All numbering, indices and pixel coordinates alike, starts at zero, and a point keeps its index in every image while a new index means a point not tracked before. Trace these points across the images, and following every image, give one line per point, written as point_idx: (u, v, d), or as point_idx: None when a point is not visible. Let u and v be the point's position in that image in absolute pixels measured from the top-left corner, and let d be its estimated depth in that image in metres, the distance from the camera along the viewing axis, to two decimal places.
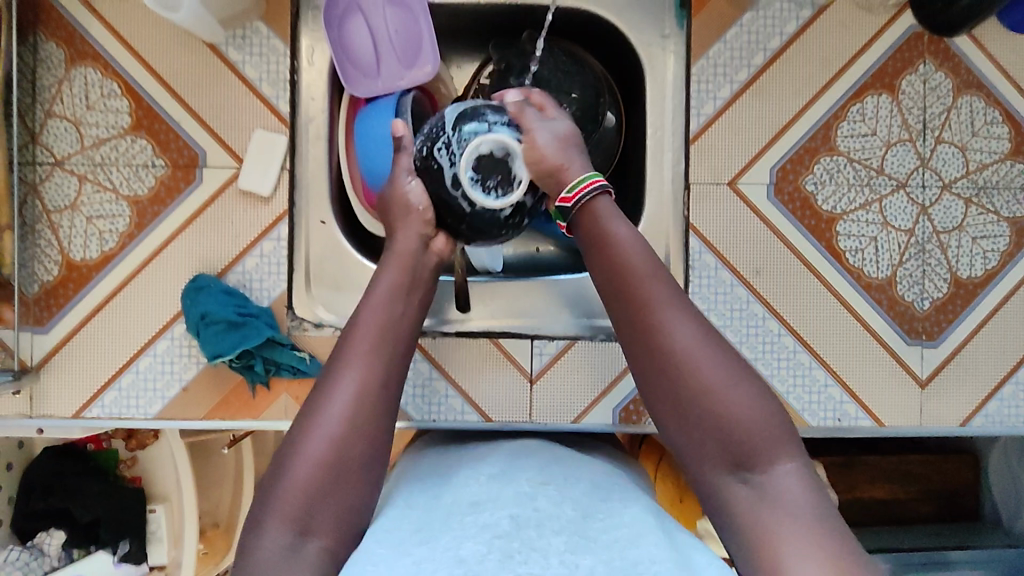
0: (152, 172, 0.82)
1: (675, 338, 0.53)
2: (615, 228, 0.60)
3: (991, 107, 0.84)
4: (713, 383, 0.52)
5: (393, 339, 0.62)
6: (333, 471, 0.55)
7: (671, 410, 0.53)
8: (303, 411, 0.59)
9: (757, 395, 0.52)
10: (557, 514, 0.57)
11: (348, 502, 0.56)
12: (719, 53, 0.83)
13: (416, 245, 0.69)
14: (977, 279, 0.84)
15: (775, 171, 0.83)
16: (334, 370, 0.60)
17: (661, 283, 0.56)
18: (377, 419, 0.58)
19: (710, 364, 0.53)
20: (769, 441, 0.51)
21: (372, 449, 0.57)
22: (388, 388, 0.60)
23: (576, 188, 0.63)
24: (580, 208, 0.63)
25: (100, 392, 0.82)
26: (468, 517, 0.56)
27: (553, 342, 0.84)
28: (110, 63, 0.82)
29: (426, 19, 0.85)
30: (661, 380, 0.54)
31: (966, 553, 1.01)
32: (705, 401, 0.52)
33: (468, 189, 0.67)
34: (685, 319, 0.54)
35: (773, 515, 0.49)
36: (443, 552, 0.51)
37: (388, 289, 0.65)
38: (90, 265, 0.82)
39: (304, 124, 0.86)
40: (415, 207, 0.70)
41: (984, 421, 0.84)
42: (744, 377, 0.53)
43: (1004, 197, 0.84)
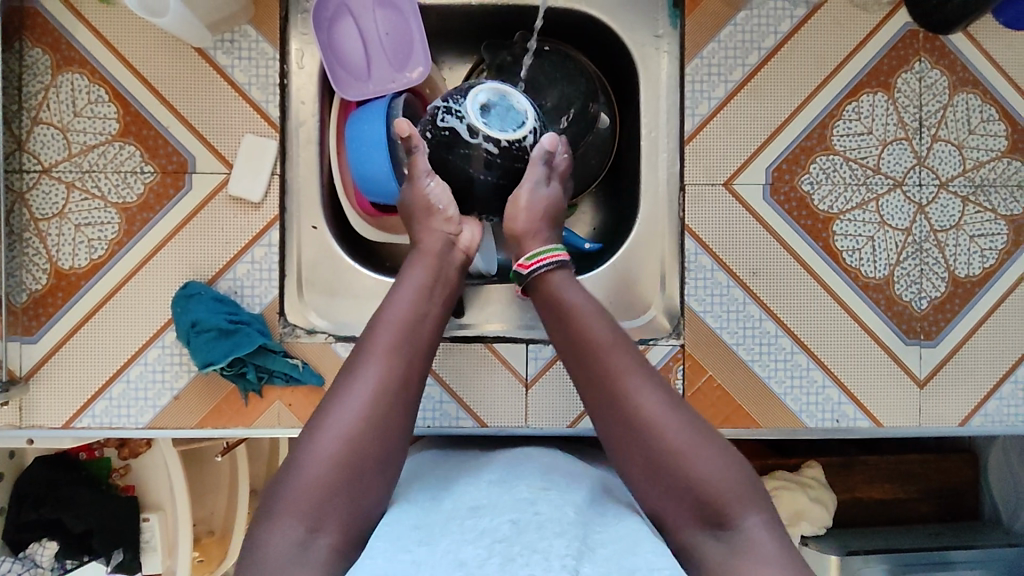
0: (141, 178, 0.81)
1: (639, 404, 0.61)
2: (574, 301, 0.68)
3: (987, 104, 0.84)
4: (676, 443, 0.60)
5: (414, 339, 0.66)
6: (348, 466, 0.59)
7: (643, 468, 0.61)
8: (322, 405, 0.62)
9: (714, 450, 0.60)
10: (558, 518, 0.57)
11: (361, 497, 0.59)
12: (713, 53, 0.83)
13: (442, 245, 0.73)
14: (974, 278, 0.83)
15: (770, 172, 0.83)
16: (355, 367, 0.63)
17: (622, 353, 0.64)
18: (395, 419, 0.62)
19: (672, 426, 0.60)
20: (730, 489, 0.59)
21: (386, 448, 0.60)
22: (408, 389, 0.63)
23: (535, 258, 0.71)
24: (536, 279, 0.70)
25: (90, 402, 0.80)
26: (469, 521, 0.57)
27: (548, 346, 0.83)
28: (97, 68, 0.81)
29: (417, 20, 0.84)
30: (632, 441, 0.61)
31: (967, 552, 0.96)
32: (673, 460, 0.59)
33: (487, 133, 0.73)
34: (646, 387, 0.62)
35: (743, 557, 0.55)
36: (444, 556, 0.52)
37: (412, 289, 0.69)
38: (79, 273, 0.80)
39: (294, 128, 0.85)
40: (436, 210, 0.73)
41: (983, 421, 0.83)
42: (702, 433, 0.61)
43: (1001, 194, 0.83)
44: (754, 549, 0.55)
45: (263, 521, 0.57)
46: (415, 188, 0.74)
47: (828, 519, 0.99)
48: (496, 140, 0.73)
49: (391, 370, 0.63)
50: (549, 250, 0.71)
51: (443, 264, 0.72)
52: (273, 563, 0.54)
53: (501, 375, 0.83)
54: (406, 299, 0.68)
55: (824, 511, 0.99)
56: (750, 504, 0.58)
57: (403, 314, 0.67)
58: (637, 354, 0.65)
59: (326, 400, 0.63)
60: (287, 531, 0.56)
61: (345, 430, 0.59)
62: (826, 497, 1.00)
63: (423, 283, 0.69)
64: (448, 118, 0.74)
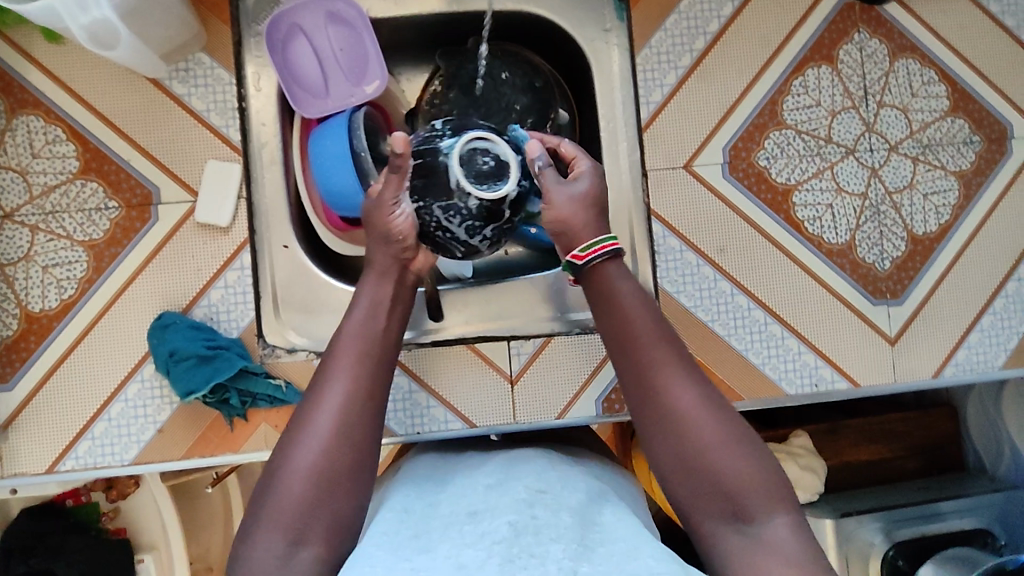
0: (106, 214, 0.81)
1: (676, 403, 0.60)
2: (623, 292, 0.66)
3: (927, 68, 0.87)
4: (710, 442, 0.59)
5: (377, 350, 0.66)
6: (325, 480, 0.58)
7: (675, 461, 0.60)
8: (293, 425, 0.62)
9: (747, 451, 0.59)
10: (555, 522, 0.57)
11: (340, 509, 0.58)
12: (661, 41, 0.85)
13: (394, 266, 0.71)
14: (932, 234, 0.86)
15: (727, 151, 0.85)
16: (322, 382, 0.63)
17: (662, 345, 0.63)
18: (365, 427, 0.61)
19: (704, 428, 0.59)
20: (760, 493, 0.57)
21: (363, 456, 0.60)
22: (375, 398, 0.63)
23: (589, 248, 0.67)
24: (591, 269, 0.67)
25: (72, 444, 0.79)
26: (468, 526, 0.57)
27: (530, 341, 0.84)
28: (52, 108, 0.81)
29: (370, 36, 0.86)
30: (664, 432, 0.60)
31: (956, 503, 0.99)
32: (703, 455, 0.59)
33: (464, 180, 0.71)
34: (681, 383, 0.61)
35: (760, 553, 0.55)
36: (443, 560, 0.53)
37: (369, 305, 0.68)
38: (51, 314, 0.80)
39: (257, 151, 0.85)
40: (399, 239, 0.71)
41: (955, 370, 0.86)
42: (739, 436, 0.60)
43: (949, 151, 0.87)
44: (780, 553, 0.55)
45: (247, 536, 0.57)
46: (382, 213, 0.71)
47: (820, 485, 1.01)
48: (470, 198, 0.71)
49: (357, 380, 0.63)
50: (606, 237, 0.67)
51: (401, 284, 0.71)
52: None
53: (485, 375, 0.83)
54: (364, 316, 0.68)
55: (816, 478, 1.00)
56: (779, 508, 0.57)
57: (363, 327, 0.67)
58: (680, 349, 0.63)
59: (299, 415, 0.62)
60: (268, 546, 0.55)
61: (317, 444, 0.59)
62: (815, 464, 1.01)
63: (382, 299, 0.69)
64: (444, 142, 0.73)
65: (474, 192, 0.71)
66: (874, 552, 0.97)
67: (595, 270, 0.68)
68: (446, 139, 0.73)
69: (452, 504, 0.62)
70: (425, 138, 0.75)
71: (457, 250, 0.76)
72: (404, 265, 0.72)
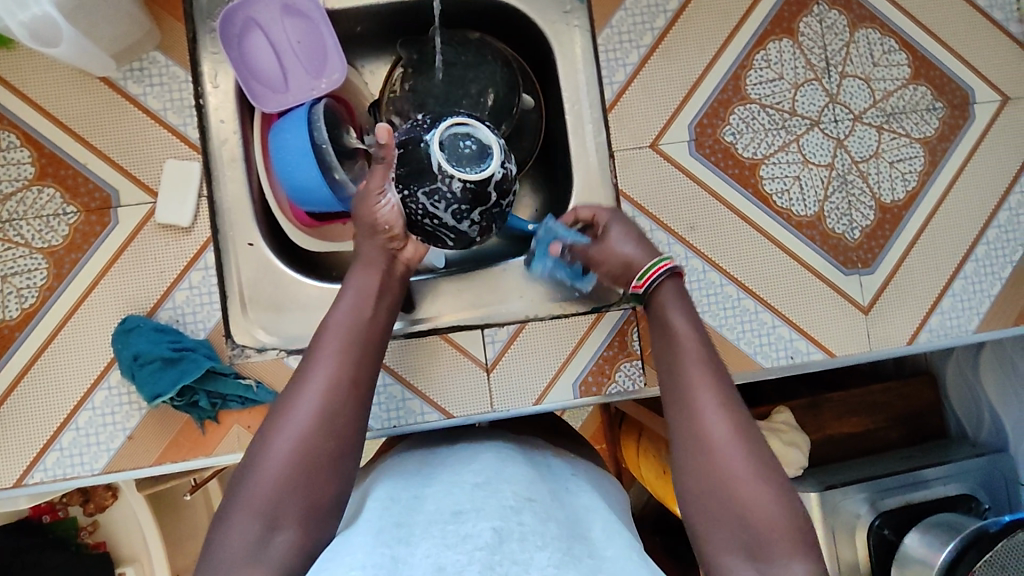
0: (65, 220, 0.79)
1: (712, 422, 0.57)
2: (677, 321, 0.65)
3: (887, 37, 0.87)
4: (740, 470, 0.55)
5: (363, 343, 0.64)
6: (304, 465, 0.56)
7: (699, 477, 0.56)
8: (275, 410, 0.60)
9: (778, 491, 0.54)
10: (541, 531, 0.54)
11: (318, 495, 0.56)
12: (621, 21, 0.85)
13: (383, 258, 0.71)
14: (900, 202, 0.86)
15: (693, 128, 0.85)
16: (307, 368, 0.62)
17: (708, 367, 0.60)
18: (348, 418, 0.59)
19: (734, 454, 0.55)
20: (783, 533, 0.53)
21: (343, 445, 0.58)
22: (359, 387, 0.61)
23: (646, 275, 0.70)
24: (651, 293, 0.69)
25: (40, 456, 0.77)
26: (451, 526, 0.54)
27: (503, 328, 0.83)
28: (4, 114, 0.79)
29: (328, 27, 0.84)
30: (694, 447, 0.57)
31: (941, 469, 0.99)
32: (730, 478, 0.55)
33: (446, 165, 0.70)
34: (719, 405, 0.58)
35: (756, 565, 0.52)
36: (422, 560, 0.50)
37: (357, 295, 0.67)
38: (12, 325, 0.78)
39: (217, 148, 0.83)
40: (385, 228, 0.71)
41: (930, 336, 0.86)
42: (773, 473, 0.55)
43: (913, 118, 0.87)
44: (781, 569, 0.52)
45: (221, 518, 0.55)
46: (369, 205, 0.71)
47: (804, 460, 1.01)
48: (453, 180, 0.70)
49: (341, 370, 0.61)
50: (656, 263, 0.70)
51: (387, 274, 0.71)
52: (230, 562, 0.53)
53: (461, 365, 0.82)
54: (351, 306, 0.66)
55: (800, 453, 1.00)
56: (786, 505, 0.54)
57: (352, 315, 0.66)
58: (725, 375, 0.61)
59: (283, 400, 0.60)
60: (241, 529, 0.53)
61: (297, 429, 0.57)
62: (799, 439, 1.01)
63: (370, 289, 0.68)
64: (425, 134, 0.72)
65: (457, 174, 0.70)
66: (859, 523, 0.98)
67: (650, 296, 0.69)
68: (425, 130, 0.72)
69: (430, 498, 0.60)
70: (407, 130, 0.74)
71: (446, 237, 0.74)
72: (392, 257, 0.72)
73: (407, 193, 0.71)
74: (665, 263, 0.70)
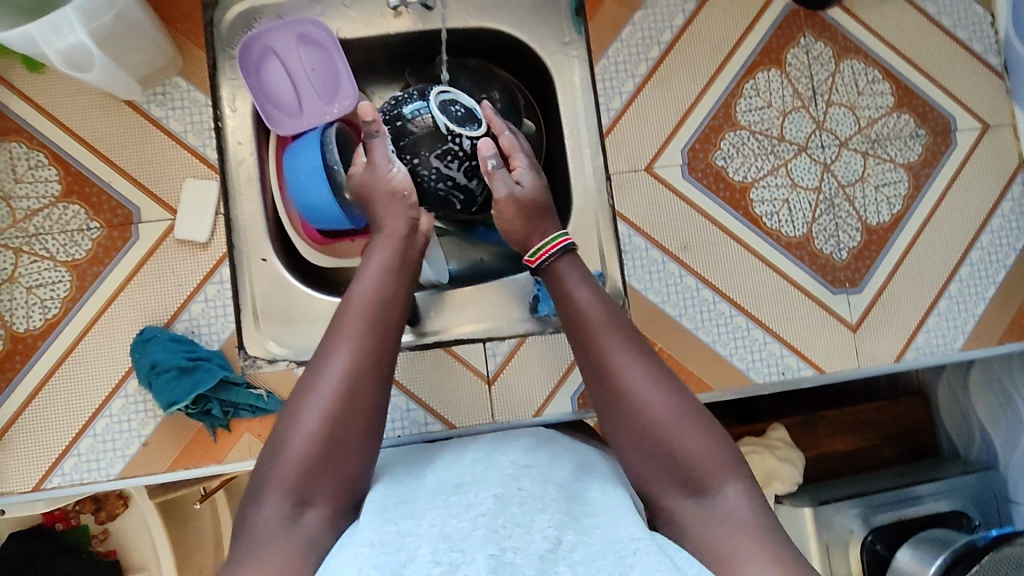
0: (88, 235, 0.83)
1: (630, 383, 0.62)
2: (579, 289, 0.69)
3: (871, 67, 0.92)
4: (666, 417, 0.60)
5: (385, 317, 0.66)
6: (330, 443, 0.59)
7: (632, 438, 0.61)
8: (295, 395, 0.62)
9: (704, 430, 0.60)
10: (541, 493, 0.59)
11: (345, 471, 0.59)
12: (617, 51, 0.89)
13: (406, 228, 0.74)
14: (885, 224, 0.90)
15: (685, 152, 0.89)
16: (329, 347, 0.63)
17: (614, 331, 0.65)
18: (373, 396, 0.61)
19: (656, 406, 0.61)
20: (718, 467, 0.59)
21: (368, 419, 0.61)
22: (383, 364, 0.63)
23: (539, 252, 0.73)
24: (547, 266, 0.72)
25: (58, 460, 0.80)
26: (454, 496, 0.59)
27: (505, 341, 0.86)
28: (35, 134, 0.84)
29: (341, 56, 0.88)
30: (620, 413, 0.62)
31: (932, 485, 1.01)
32: (657, 430, 0.60)
33: (451, 125, 0.85)
34: (633, 363, 0.63)
35: (718, 523, 0.57)
36: (429, 529, 0.55)
37: (379, 270, 0.69)
38: (35, 334, 0.82)
39: (235, 168, 0.88)
40: (403, 196, 0.76)
41: (916, 354, 0.89)
42: (695, 412, 0.61)
43: (897, 145, 0.91)
44: (731, 515, 0.57)
45: (252, 497, 0.58)
46: (378, 175, 0.78)
47: (799, 477, 1.03)
48: (463, 139, 0.85)
49: (365, 347, 0.63)
50: (552, 238, 0.73)
51: (408, 244, 0.73)
52: (262, 539, 0.55)
53: (463, 377, 0.85)
54: (375, 283, 0.68)
55: (794, 468, 1.03)
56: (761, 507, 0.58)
57: (374, 295, 0.67)
58: (632, 333, 0.65)
59: (307, 376, 0.62)
60: (273, 507, 0.56)
61: (322, 408, 0.59)
62: (793, 455, 1.04)
63: (391, 264, 0.70)
64: (409, 107, 0.86)
65: (464, 133, 0.85)
66: (853, 539, 0.98)
67: (550, 268, 0.72)
68: (417, 104, 0.86)
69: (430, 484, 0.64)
70: (392, 104, 0.88)
71: (456, 198, 0.89)
72: (414, 226, 0.75)
73: (417, 161, 0.86)
74: (564, 239, 0.73)
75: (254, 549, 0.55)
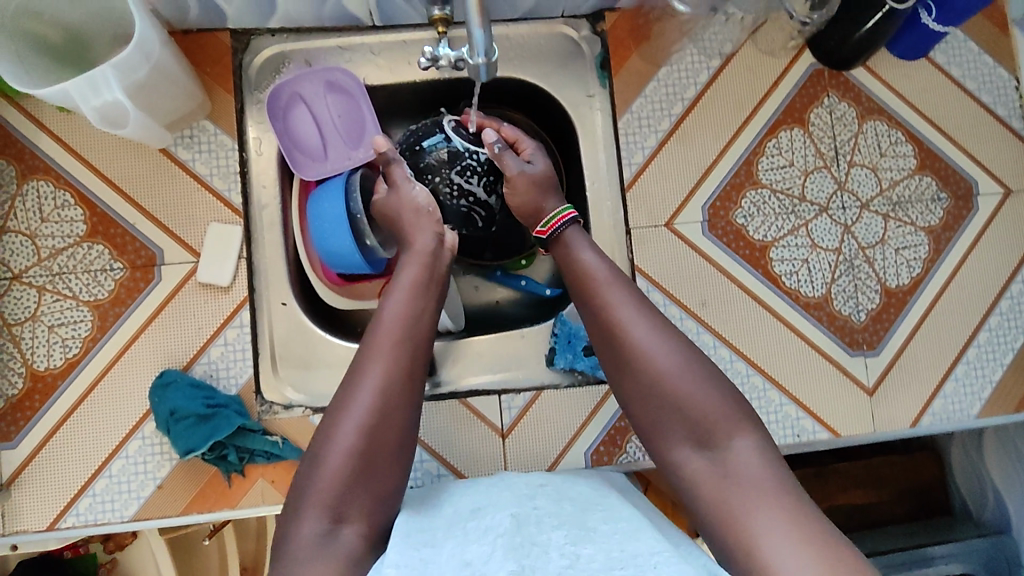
0: (111, 275, 0.84)
1: (638, 337, 0.68)
2: (586, 257, 0.76)
3: (894, 129, 0.92)
4: (671, 371, 0.65)
5: (415, 334, 0.69)
6: (365, 458, 0.62)
7: (643, 394, 0.66)
8: (330, 410, 0.66)
9: (708, 382, 0.65)
10: (554, 511, 0.64)
11: (379, 486, 0.63)
12: (641, 107, 0.90)
13: (432, 244, 0.78)
14: (905, 287, 0.90)
15: (706, 210, 0.89)
16: (361, 364, 0.67)
17: (620, 288, 0.71)
18: (403, 411, 0.65)
19: (663, 358, 0.66)
20: (724, 419, 0.63)
21: (400, 429, 0.65)
22: (414, 379, 0.67)
23: (550, 222, 0.80)
24: (556, 237, 0.79)
25: (74, 500, 0.81)
26: (470, 523, 0.63)
27: (520, 395, 0.86)
28: (61, 174, 0.84)
29: (367, 103, 0.90)
30: (631, 371, 0.67)
31: (945, 547, 1.02)
32: (664, 383, 0.65)
33: (468, 144, 0.91)
34: (639, 319, 0.69)
35: (736, 486, 0.60)
36: (449, 558, 0.58)
37: (408, 288, 0.72)
38: (56, 373, 0.82)
39: (258, 212, 0.88)
40: (430, 210, 0.81)
41: (932, 419, 0.89)
42: (699, 365, 0.66)
43: (918, 208, 0.91)
44: (740, 468, 0.61)
45: (291, 516, 0.61)
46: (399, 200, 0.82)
47: None
48: (480, 155, 0.90)
49: (394, 363, 0.66)
50: (556, 214, 0.80)
51: (434, 262, 0.76)
52: (300, 556, 0.58)
53: (477, 427, 0.85)
54: (404, 301, 0.71)
55: None
56: None
57: (403, 312, 0.70)
58: (637, 293, 0.72)
59: (341, 392, 0.66)
60: (312, 524, 0.60)
61: (357, 423, 0.63)
62: None
63: (420, 281, 0.74)
64: (428, 139, 0.91)
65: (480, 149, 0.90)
66: None
67: (556, 239, 0.80)
68: (431, 133, 0.92)
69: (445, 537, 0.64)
70: (409, 134, 0.94)
71: (478, 214, 0.92)
72: (441, 246, 0.79)
73: (438, 180, 0.90)
74: (568, 212, 0.80)
75: (294, 563, 0.58)
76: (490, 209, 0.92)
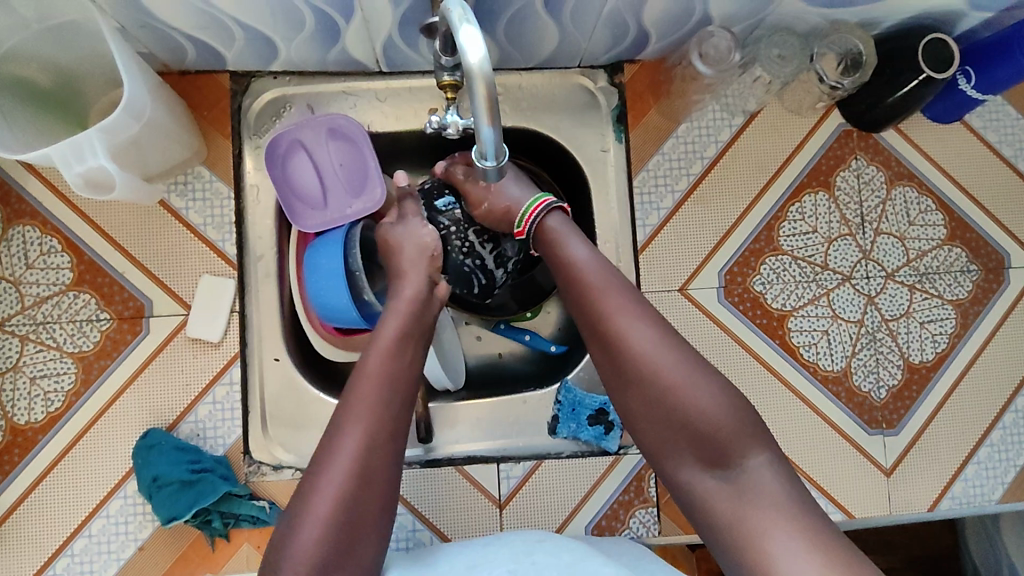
0: (97, 326, 0.80)
1: (640, 347, 0.63)
2: (575, 250, 0.71)
3: (924, 196, 0.87)
4: (677, 382, 0.62)
5: (399, 390, 0.65)
6: (343, 527, 0.58)
7: (649, 410, 0.63)
8: (310, 467, 0.62)
9: (716, 392, 0.61)
10: (553, 563, 0.62)
11: (361, 557, 0.59)
12: (658, 165, 0.85)
13: (422, 291, 0.73)
14: (928, 362, 0.85)
15: (723, 274, 0.85)
16: (339, 423, 0.62)
17: (615, 289, 0.67)
18: (385, 471, 0.61)
19: (666, 369, 0.62)
20: (735, 434, 0.60)
21: (383, 494, 0.61)
22: (396, 438, 0.63)
23: (525, 219, 0.76)
24: (540, 232, 0.74)
25: (50, 561, 0.77)
26: None
27: (519, 464, 0.83)
28: (48, 218, 0.81)
29: (370, 150, 0.85)
30: (633, 387, 0.63)
31: None
32: (670, 396, 0.62)
33: None
34: (637, 325, 0.64)
35: (757, 513, 0.57)
36: None
37: (392, 342, 0.67)
38: (36, 427, 0.79)
39: (253, 264, 0.84)
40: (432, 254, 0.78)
41: (951, 503, 0.84)
42: (705, 373, 0.62)
43: (946, 280, 0.86)
44: (758, 489, 0.58)
45: None
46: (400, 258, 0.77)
47: None
48: None
49: (373, 425, 0.62)
50: (530, 206, 0.76)
51: (422, 310, 0.71)
52: None
53: (474, 496, 0.82)
54: (386, 355, 0.66)
55: None
56: None
57: (386, 364, 0.65)
58: (634, 295, 0.67)
59: (320, 450, 0.62)
60: None
61: (335, 491, 0.59)
62: None
63: (406, 332, 0.69)
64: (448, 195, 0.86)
65: None
66: None
67: (539, 229, 0.75)
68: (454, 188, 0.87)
69: None
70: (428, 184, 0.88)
71: (478, 278, 0.88)
72: (431, 294, 0.74)
73: (452, 233, 0.86)
74: (544, 200, 0.76)
75: None
76: (490, 280, 0.89)
